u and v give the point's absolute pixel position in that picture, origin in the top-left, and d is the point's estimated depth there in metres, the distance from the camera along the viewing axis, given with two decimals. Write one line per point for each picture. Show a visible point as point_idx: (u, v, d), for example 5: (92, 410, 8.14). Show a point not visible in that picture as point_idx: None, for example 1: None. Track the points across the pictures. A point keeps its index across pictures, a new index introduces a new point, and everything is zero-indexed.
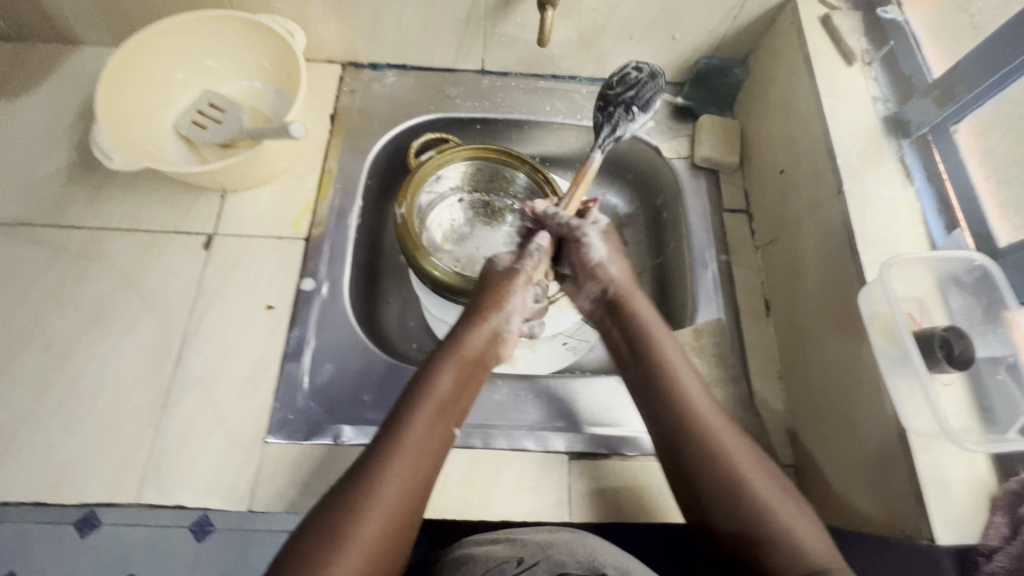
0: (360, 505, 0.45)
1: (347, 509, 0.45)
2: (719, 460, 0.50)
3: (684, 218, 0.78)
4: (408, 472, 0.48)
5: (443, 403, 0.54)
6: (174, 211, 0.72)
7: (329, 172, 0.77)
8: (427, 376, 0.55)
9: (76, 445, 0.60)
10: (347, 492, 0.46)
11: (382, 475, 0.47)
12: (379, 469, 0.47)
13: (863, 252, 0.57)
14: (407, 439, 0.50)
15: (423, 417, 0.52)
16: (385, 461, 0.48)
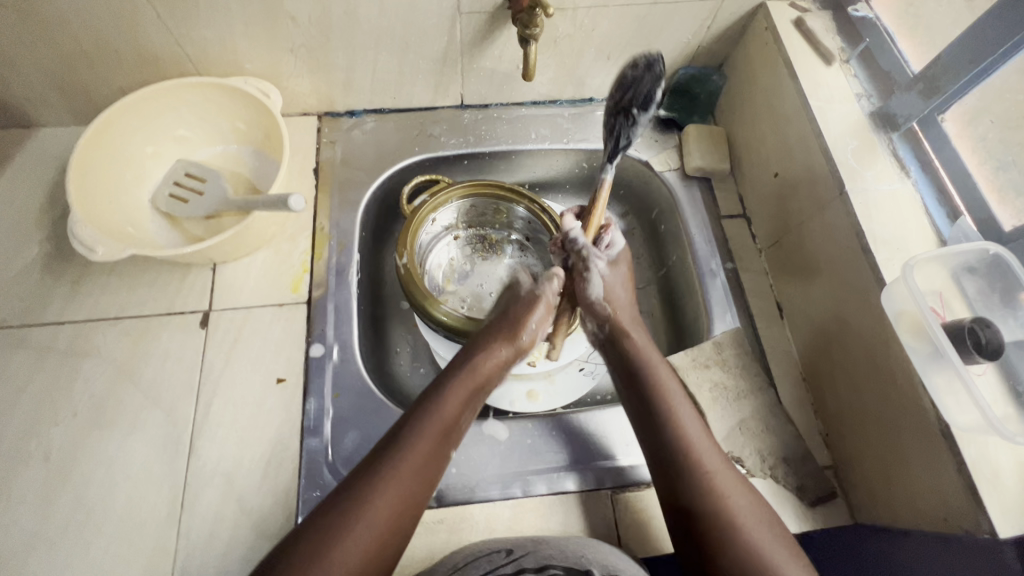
0: (350, 530, 0.46)
1: (344, 526, 0.46)
2: (706, 486, 0.51)
3: (685, 230, 0.78)
4: (399, 498, 0.49)
5: (451, 425, 0.54)
6: (164, 291, 0.69)
7: (322, 229, 0.74)
8: (442, 387, 0.57)
9: (93, 560, 0.56)
10: (346, 509, 0.47)
11: (379, 494, 0.48)
12: (376, 491, 0.48)
13: (875, 251, 0.57)
14: (408, 463, 0.50)
15: (395, 471, 0.49)
16: (383, 484, 0.49)
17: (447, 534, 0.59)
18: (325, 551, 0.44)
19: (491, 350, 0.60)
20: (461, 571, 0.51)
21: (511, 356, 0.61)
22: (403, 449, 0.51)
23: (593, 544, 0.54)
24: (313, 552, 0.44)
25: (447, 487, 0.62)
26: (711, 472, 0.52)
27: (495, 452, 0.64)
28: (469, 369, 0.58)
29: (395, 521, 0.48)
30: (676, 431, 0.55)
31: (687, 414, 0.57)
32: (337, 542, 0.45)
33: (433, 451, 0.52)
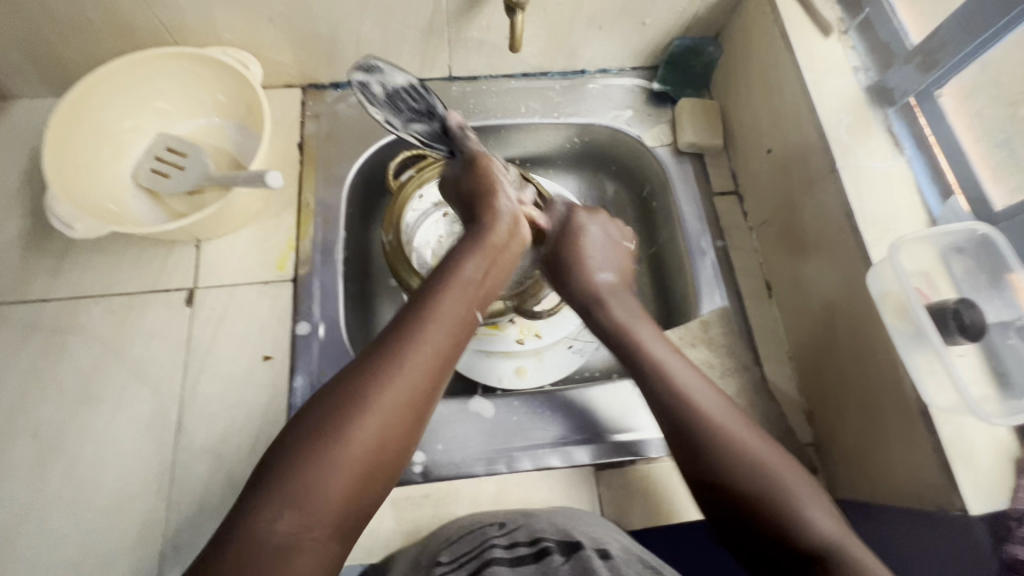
0: (378, 399, 0.45)
1: (377, 381, 0.46)
2: (721, 448, 0.49)
3: (676, 207, 0.77)
4: (429, 362, 0.48)
5: (463, 286, 0.54)
6: (148, 268, 0.68)
7: (307, 205, 0.73)
8: (452, 258, 0.56)
9: (85, 533, 0.57)
10: (365, 376, 0.46)
11: (402, 362, 0.47)
12: (397, 360, 0.47)
13: (864, 231, 0.57)
14: (431, 326, 0.50)
15: (422, 332, 0.49)
16: (406, 349, 0.48)
17: (433, 509, 0.60)
18: (357, 419, 0.44)
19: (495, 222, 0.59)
20: (454, 543, 0.51)
21: (513, 217, 0.61)
22: (417, 316, 0.50)
23: (584, 517, 0.54)
24: (351, 401, 0.45)
25: (433, 464, 0.62)
26: (724, 431, 0.50)
27: (481, 430, 0.64)
28: (479, 236, 0.58)
29: (427, 383, 0.48)
30: (682, 398, 0.53)
31: (695, 382, 0.54)
32: (364, 409, 0.44)
33: (455, 313, 0.52)
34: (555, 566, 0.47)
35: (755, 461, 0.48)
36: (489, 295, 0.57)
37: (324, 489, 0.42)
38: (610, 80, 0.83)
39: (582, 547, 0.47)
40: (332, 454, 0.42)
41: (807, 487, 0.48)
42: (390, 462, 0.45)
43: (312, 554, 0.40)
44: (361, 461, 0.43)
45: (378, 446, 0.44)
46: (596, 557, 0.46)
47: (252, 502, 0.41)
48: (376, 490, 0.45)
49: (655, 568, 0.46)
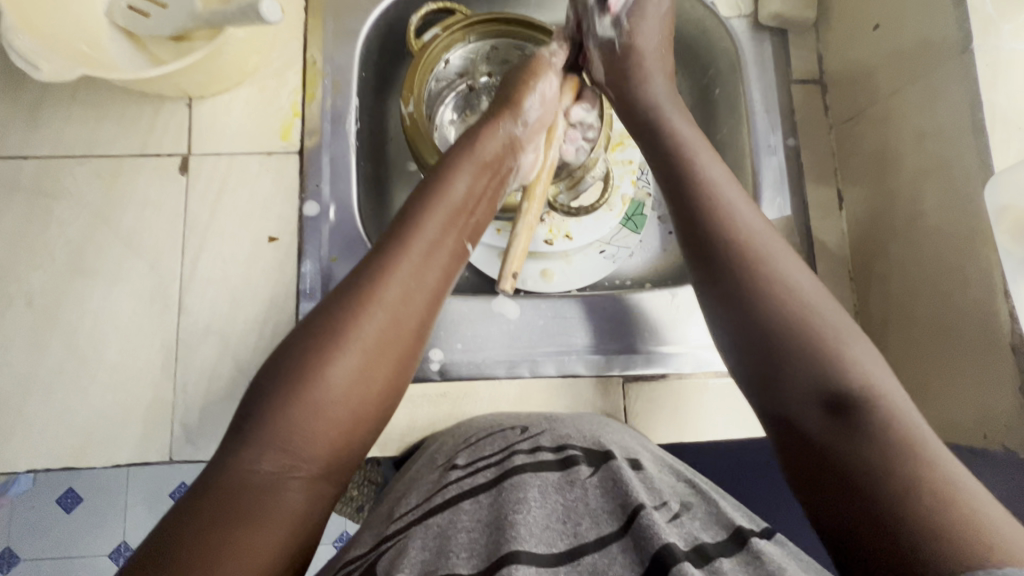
0: (366, 342, 0.40)
1: (361, 316, 0.40)
2: (751, 271, 0.43)
3: (746, 95, 0.65)
4: (416, 291, 0.43)
5: (453, 209, 0.47)
6: (135, 128, 0.60)
7: (314, 63, 0.62)
8: (437, 180, 0.48)
9: (91, 406, 0.55)
10: (340, 318, 0.40)
11: (387, 293, 0.42)
12: (372, 300, 0.41)
13: (991, 130, 0.46)
14: (413, 248, 0.44)
15: (411, 256, 0.43)
16: (382, 287, 0.42)
17: (450, 410, 0.58)
18: (337, 357, 0.39)
19: (484, 140, 0.52)
20: (473, 446, 0.47)
21: (515, 135, 0.54)
22: (396, 249, 0.43)
23: (613, 427, 0.50)
24: (330, 338, 0.39)
25: (452, 363, 0.58)
26: (760, 263, 0.43)
27: (505, 332, 0.60)
28: (468, 153, 0.50)
29: (406, 322, 0.42)
30: (714, 211, 0.46)
31: (747, 211, 0.46)
32: (342, 347, 0.39)
33: (440, 243, 0.45)
34: (582, 478, 0.41)
35: (783, 285, 0.42)
36: (482, 226, 0.50)
37: (306, 432, 0.37)
38: None
39: (612, 458, 0.42)
40: (306, 401, 0.38)
41: (847, 329, 0.41)
42: (383, 405, 0.41)
43: (299, 494, 0.36)
44: (340, 408, 0.39)
45: (360, 389, 0.39)
46: (629, 469, 0.41)
47: (231, 445, 0.37)
48: (363, 442, 0.40)
49: (688, 481, 0.44)
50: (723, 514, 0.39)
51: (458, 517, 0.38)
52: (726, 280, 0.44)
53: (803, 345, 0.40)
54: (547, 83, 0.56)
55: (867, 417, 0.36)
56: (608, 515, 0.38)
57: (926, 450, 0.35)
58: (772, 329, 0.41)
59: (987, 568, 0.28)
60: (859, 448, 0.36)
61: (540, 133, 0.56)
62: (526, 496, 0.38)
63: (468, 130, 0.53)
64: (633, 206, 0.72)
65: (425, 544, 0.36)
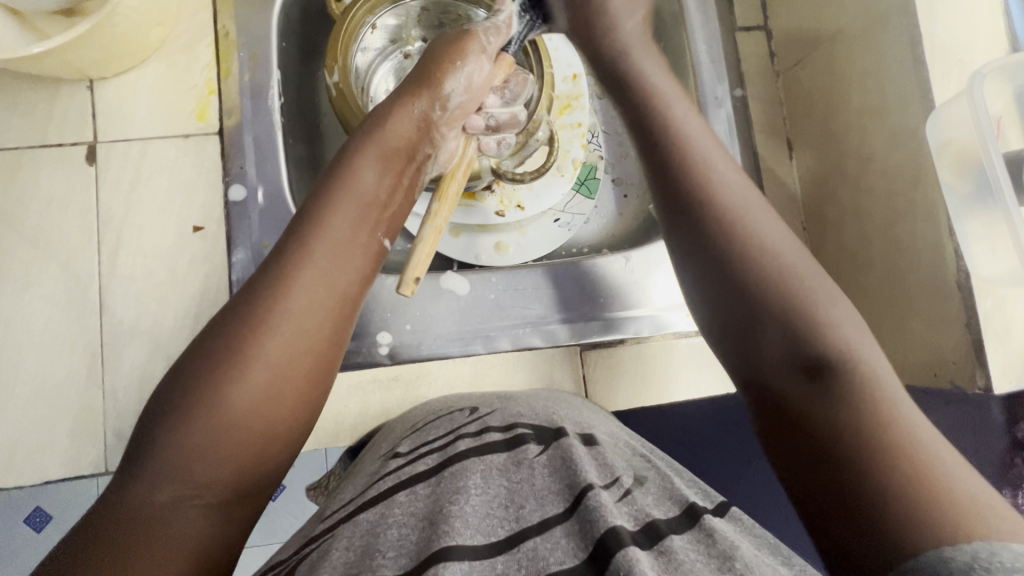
0: (271, 359, 0.37)
1: (260, 331, 0.37)
2: (737, 238, 0.42)
3: (691, 46, 0.62)
4: (320, 296, 0.39)
5: (365, 205, 0.43)
6: (31, 116, 0.54)
7: (227, 34, 0.57)
8: (338, 172, 0.44)
9: (13, 421, 0.51)
10: (242, 332, 0.37)
11: (287, 302, 0.38)
12: (276, 316, 0.38)
13: (931, 64, 0.45)
14: (315, 250, 0.40)
15: (315, 259, 0.40)
16: (286, 301, 0.38)
17: (404, 391, 0.56)
18: (234, 377, 0.36)
19: (395, 127, 0.46)
20: (417, 433, 0.46)
21: (429, 116, 0.48)
22: (301, 257, 0.40)
23: (564, 401, 0.49)
24: (228, 355, 0.36)
25: (402, 345, 0.56)
26: (745, 228, 0.42)
27: (457, 309, 0.57)
28: (374, 138, 0.45)
29: (316, 334, 0.39)
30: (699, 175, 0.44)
31: (725, 168, 0.45)
32: (242, 365, 0.36)
33: (349, 240, 0.42)
34: (529, 458, 0.40)
35: (767, 253, 0.41)
36: (400, 218, 0.46)
37: (206, 458, 0.34)
38: None
39: (564, 436, 0.41)
40: (204, 426, 0.35)
41: (827, 295, 0.40)
42: (293, 421, 0.38)
43: (199, 521, 0.34)
44: (246, 429, 0.36)
45: (268, 406, 0.37)
46: (580, 447, 0.40)
47: (128, 471, 0.34)
48: (276, 457, 0.38)
49: (643, 456, 0.43)
50: (676, 490, 0.39)
51: (391, 509, 0.36)
52: (710, 245, 0.42)
53: (783, 311, 0.39)
54: (475, 66, 0.50)
55: (844, 385, 0.36)
56: (554, 497, 0.36)
57: (894, 418, 0.34)
58: (754, 292, 0.40)
59: (953, 542, 0.28)
60: (826, 404, 0.36)
61: (462, 120, 0.51)
62: (465, 484, 0.37)
63: (377, 112, 0.47)
64: (585, 170, 0.69)
65: (351, 544, 0.34)
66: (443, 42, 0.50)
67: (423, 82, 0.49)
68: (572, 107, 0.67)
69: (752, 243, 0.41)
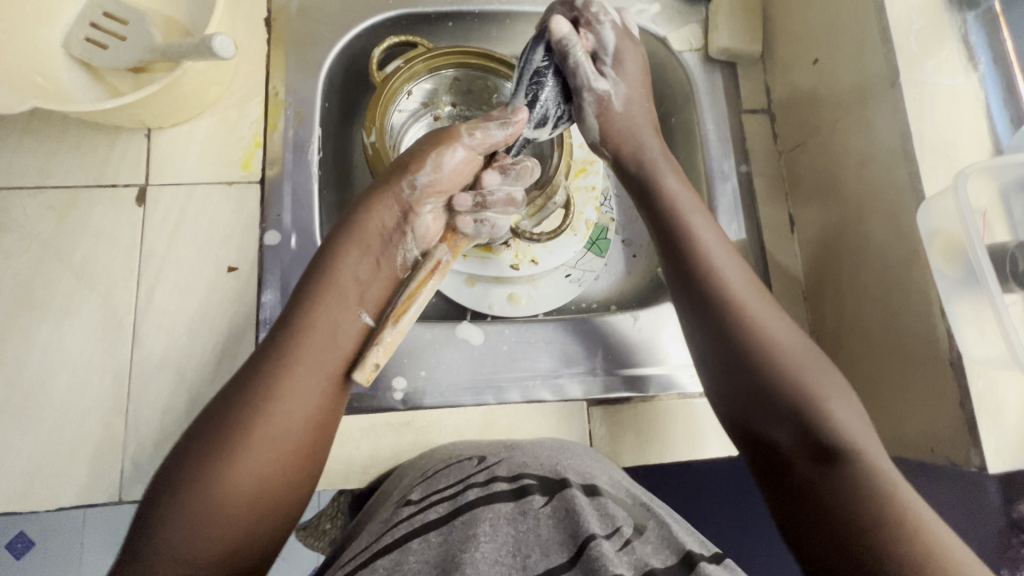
0: (253, 442, 0.40)
1: (250, 414, 0.40)
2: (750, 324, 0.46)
3: (699, 125, 0.68)
4: (307, 377, 0.43)
5: (347, 288, 0.47)
6: (91, 159, 0.59)
7: (277, 94, 0.63)
8: (326, 264, 0.48)
9: (36, 447, 0.53)
10: (234, 416, 0.40)
11: (277, 387, 0.41)
12: (259, 401, 0.41)
13: (921, 158, 0.49)
14: (303, 339, 0.44)
15: (304, 346, 0.44)
16: (268, 386, 0.41)
17: (414, 436, 0.57)
18: (226, 458, 0.39)
19: (370, 223, 0.50)
20: (428, 480, 0.47)
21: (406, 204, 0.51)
22: (283, 349, 0.43)
23: (570, 451, 0.50)
24: (219, 439, 0.39)
25: (415, 391, 0.58)
26: (758, 317, 0.46)
27: (470, 358, 0.59)
28: (355, 230, 0.49)
29: (303, 416, 0.42)
30: (712, 277, 0.48)
31: (729, 265, 0.49)
32: (235, 448, 0.39)
33: (336, 325, 0.45)
34: (535, 508, 0.41)
35: (777, 352, 0.45)
36: (385, 301, 0.50)
37: (195, 539, 0.37)
38: None
39: (567, 486, 0.42)
40: (196, 510, 0.37)
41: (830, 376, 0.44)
42: (279, 497, 0.40)
43: None
44: (232, 506, 0.38)
45: (254, 485, 0.39)
46: (582, 497, 0.41)
47: (128, 555, 0.37)
48: (265, 533, 0.40)
49: (643, 503, 0.44)
50: (676, 538, 0.40)
51: (406, 557, 0.38)
52: (736, 356, 0.45)
53: (796, 399, 0.43)
54: (434, 164, 0.51)
55: (851, 474, 0.40)
56: (559, 546, 0.38)
57: (905, 503, 0.38)
58: (764, 388, 0.44)
59: None
60: (839, 501, 0.39)
61: (443, 198, 0.52)
62: (476, 532, 0.39)
63: (356, 209, 0.51)
64: (596, 230, 0.73)
65: None
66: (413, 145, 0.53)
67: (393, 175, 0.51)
68: (586, 172, 0.72)
69: (760, 342, 0.45)
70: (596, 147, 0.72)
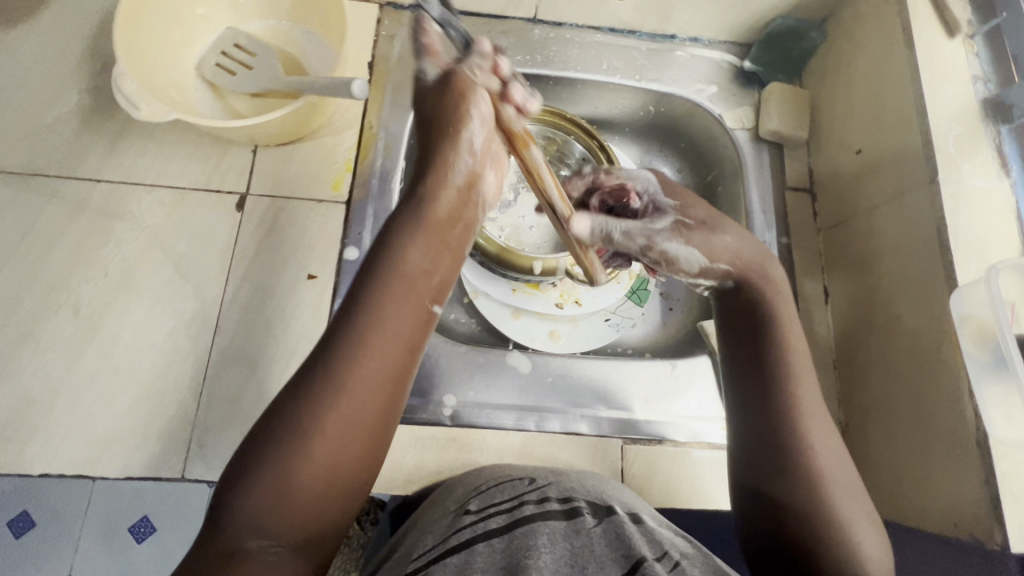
0: (334, 427, 0.39)
1: (318, 410, 0.39)
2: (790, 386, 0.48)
3: (745, 195, 0.74)
4: (378, 373, 0.41)
5: (415, 278, 0.44)
6: (203, 166, 0.66)
7: (370, 127, 0.71)
8: (392, 250, 0.44)
9: (116, 418, 0.57)
10: (308, 403, 0.40)
11: (346, 383, 0.40)
12: (334, 388, 0.40)
13: (955, 251, 0.54)
14: (376, 335, 0.41)
15: (379, 338, 0.41)
16: (344, 374, 0.40)
17: (457, 453, 0.61)
18: (299, 450, 0.39)
19: (436, 205, 0.45)
20: (484, 494, 0.50)
21: (467, 171, 0.47)
22: (354, 338, 0.41)
23: (611, 483, 0.54)
24: (292, 433, 0.39)
25: (462, 408, 0.62)
26: (797, 377, 0.48)
27: (515, 384, 0.64)
28: (421, 214, 0.45)
29: (369, 417, 0.41)
30: (770, 327, 0.50)
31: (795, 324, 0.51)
32: (309, 441, 0.39)
33: (404, 321, 0.43)
34: (587, 527, 0.44)
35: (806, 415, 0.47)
36: (449, 282, 0.47)
37: (277, 515, 0.39)
38: (699, 51, 0.79)
39: (614, 512, 0.47)
40: (273, 495, 0.39)
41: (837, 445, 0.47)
42: (346, 489, 0.41)
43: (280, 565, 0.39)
44: (308, 496, 0.39)
45: (327, 478, 0.40)
46: (630, 524, 0.45)
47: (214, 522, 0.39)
48: (334, 519, 0.41)
49: (687, 540, 0.47)
50: (719, 567, 0.43)
51: (473, 558, 0.41)
52: (771, 404, 0.47)
53: (808, 464, 0.45)
54: (474, 127, 0.46)
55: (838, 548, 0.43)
56: (613, 562, 0.41)
57: None
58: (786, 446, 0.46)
59: None
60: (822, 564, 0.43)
61: (489, 151, 0.49)
62: (536, 542, 0.42)
63: (417, 188, 0.46)
64: (638, 281, 0.78)
65: None
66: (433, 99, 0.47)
67: (445, 138, 0.46)
68: None
69: (796, 394, 0.47)
70: None
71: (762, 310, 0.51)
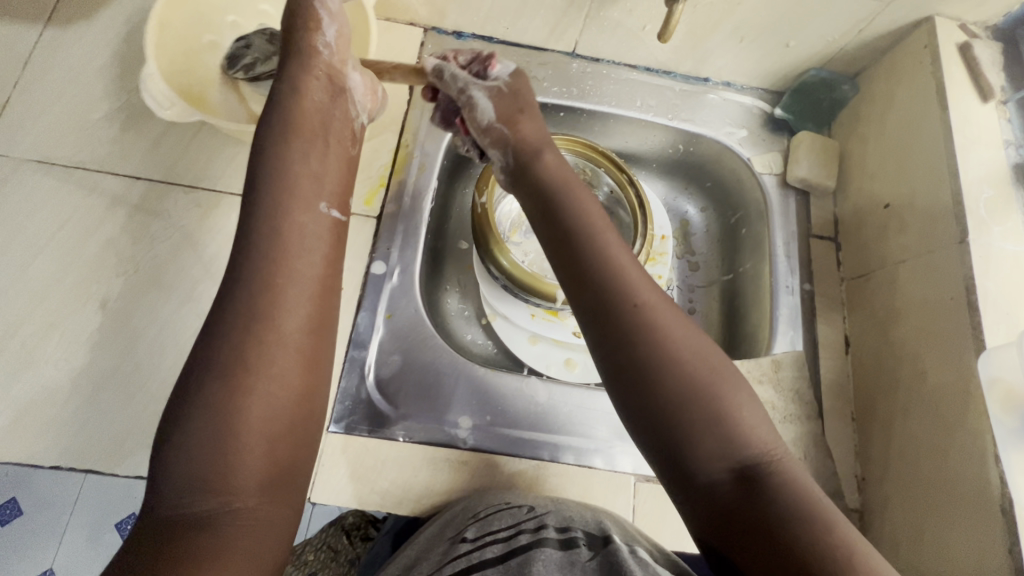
0: (254, 351, 0.41)
1: (250, 344, 0.41)
2: (658, 350, 0.42)
3: (768, 241, 0.75)
4: (305, 294, 0.45)
5: (304, 184, 0.49)
6: (239, 170, 0.68)
7: (406, 145, 0.72)
8: (270, 169, 0.49)
9: (133, 415, 0.57)
10: (232, 346, 0.41)
11: (274, 311, 0.43)
12: (260, 316, 0.42)
13: (983, 312, 0.54)
14: (299, 258, 0.45)
15: (296, 264, 0.45)
16: (264, 300, 0.43)
17: (468, 477, 0.60)
18: (245, 383, 0.40)
19: (306, 110, 0.52)
20: (483, 519, 0.50)
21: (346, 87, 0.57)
22: (263, 259, 0.44)
23: (613, 519, 0.52)
24: (233, 369, 0.40)
25: (476, 433, 0.62)
26: (630, 293, 0.45)
27: (528, 410, 0.64)
28: (289, 119, 0.51)
29: (307, 343, 0.44)
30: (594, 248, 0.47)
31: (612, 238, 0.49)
32: (253, 369, 0.41)
33: (316, 245, 0.47)
34: (581, 560, 0.44)
35: (657, 334, 0.43)
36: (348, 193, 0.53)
37: (232, 454, 0.39)
38: (731, 95, 0.81)
39: (611, 542, 0.45)
40: (218, 436, 0.38)
41: (734, 383, 0.43)
42: (298, 409, 0.42)
43: (240, 522, 0.38)
44: (265, 430, 0.40)
45: (276, 413, 0.41)
46: (625, 552, 0.44)
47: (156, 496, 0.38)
48: (301, 443, 0.43)
49: None
50: None
51: None
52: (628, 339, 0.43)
53: (686, 386, 0.41)
54: (327, 25, 0.55)
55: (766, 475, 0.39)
56: None
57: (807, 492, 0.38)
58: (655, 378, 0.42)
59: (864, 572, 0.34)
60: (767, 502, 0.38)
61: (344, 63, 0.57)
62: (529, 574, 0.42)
63: (276, 106, 0.52)
64: None
65: None
66: (294, 29, 0.55)
67: (301, 58, 0.54)
68: (656, 262, 0.76)
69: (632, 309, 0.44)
70: (668, 241, 0.78)
71: (596, 257, 0.47)
